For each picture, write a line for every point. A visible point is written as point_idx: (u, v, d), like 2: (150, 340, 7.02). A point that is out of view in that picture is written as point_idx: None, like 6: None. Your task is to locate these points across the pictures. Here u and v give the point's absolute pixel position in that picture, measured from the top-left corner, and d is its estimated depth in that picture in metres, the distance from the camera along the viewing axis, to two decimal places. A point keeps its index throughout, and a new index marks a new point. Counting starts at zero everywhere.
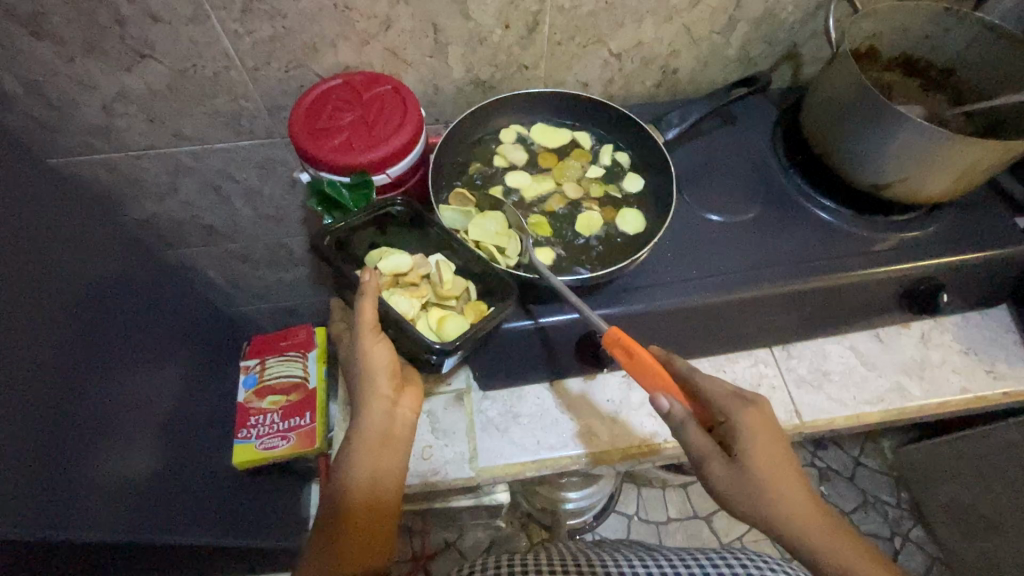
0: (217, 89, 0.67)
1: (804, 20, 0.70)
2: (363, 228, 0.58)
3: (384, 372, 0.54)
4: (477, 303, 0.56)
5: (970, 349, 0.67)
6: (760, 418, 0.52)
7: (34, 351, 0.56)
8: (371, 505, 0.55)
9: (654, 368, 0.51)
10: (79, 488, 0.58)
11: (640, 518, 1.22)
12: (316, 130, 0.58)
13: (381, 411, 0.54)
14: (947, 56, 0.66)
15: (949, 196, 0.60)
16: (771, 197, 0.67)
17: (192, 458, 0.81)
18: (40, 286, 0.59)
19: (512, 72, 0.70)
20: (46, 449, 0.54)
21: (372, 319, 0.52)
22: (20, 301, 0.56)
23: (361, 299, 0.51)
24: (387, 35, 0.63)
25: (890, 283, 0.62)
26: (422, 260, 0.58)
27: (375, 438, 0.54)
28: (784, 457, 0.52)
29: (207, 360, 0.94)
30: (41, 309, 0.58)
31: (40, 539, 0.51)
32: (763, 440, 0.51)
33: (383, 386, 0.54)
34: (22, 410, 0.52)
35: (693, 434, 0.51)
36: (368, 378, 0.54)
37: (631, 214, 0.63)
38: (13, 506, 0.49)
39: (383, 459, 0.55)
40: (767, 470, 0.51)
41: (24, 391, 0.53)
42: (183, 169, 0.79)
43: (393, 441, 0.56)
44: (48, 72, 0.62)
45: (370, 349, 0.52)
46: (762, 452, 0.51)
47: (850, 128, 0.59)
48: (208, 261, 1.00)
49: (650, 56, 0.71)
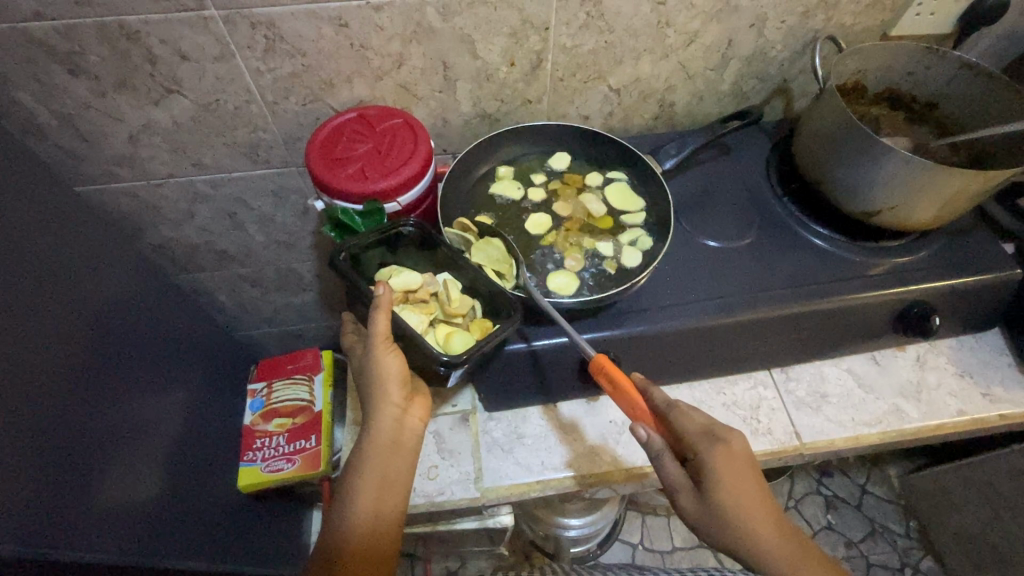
0: (238, 122, 0.71)
1: (792, 58, 0.74)
2: (373, 247, 0.61)
3: (395, 382, 0.55)
4: (482, 320, 0.59)
5: (966, 372, 0.69)
6: (728, 461, 0.51)
7: (53, 372, 0.58)
8: (376, 513, 0.56)
9: (635, 399, 0.53)
10: (88, 511, 0.59)
11: (644, 547, 1.21)
12: (330, 159, 0.62)
13: (391, 421, 0.55)
14: (929, 91, 0.70)
15: (938, 223, 0.62)
16: (767, 225, 0.69)
17: (198, 481, 0.82)
18: (60, 308, 0.61)
19: (517, 106, 0.74)
20: (54, 472, 0.55)
21: (385, 331, 0.54)
22: (41, 322, 0.58)
23: (375, 313, 0.53)
24: (399, 72, 0.67)
25: (884, 306, 0.64)
26: (433, 278, 0.60)
27: (385, 446, 0.55)
28: (757, 497, 0.51)
29: (216, 383, 0.95)
30: (60, 330, 0.60)
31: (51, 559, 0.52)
32: (731, 482, 0.51)
33: (394, 395, 0.55)
34: (32, 432, 0.53)
35: (668, 465, 0.52)
36: (379, 387, 0.55)
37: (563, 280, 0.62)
38: (23, 526, 0.50)
39: (391, 468, 0.56)
40: (736, 512, 0.51)
41: (41, 411, 0.55)
42: (200, 197, 0.82)
43: (401, 451, 0.56)
44: (80, 106, 0.66)
45: (381, 359, 0.54)
46: (730, 489, 0.51)
47: (839, 160, 0.62)
48: (220, 286, 1.02)
49: (648, 91, 0.75)
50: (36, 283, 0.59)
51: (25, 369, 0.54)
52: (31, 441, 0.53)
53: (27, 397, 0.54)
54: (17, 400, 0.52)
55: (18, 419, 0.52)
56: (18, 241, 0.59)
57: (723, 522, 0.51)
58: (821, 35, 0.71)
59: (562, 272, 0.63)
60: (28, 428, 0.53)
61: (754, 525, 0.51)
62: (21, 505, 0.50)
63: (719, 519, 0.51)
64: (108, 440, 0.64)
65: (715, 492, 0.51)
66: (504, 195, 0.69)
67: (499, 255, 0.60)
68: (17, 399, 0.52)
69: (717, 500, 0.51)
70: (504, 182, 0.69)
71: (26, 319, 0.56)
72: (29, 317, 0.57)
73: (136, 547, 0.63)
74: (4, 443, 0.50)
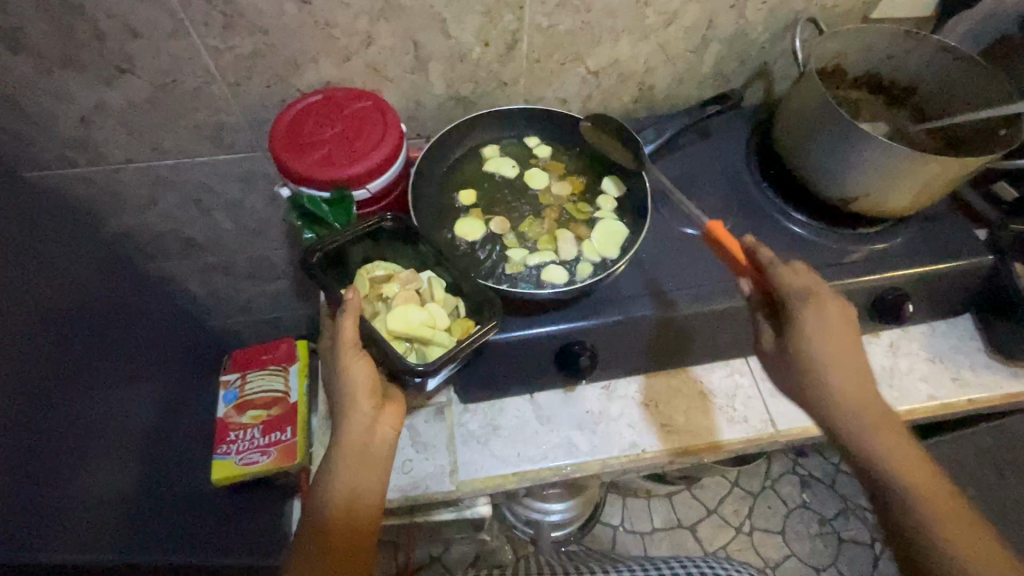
0: (197, 104, 0.67)
1: (774, 40, 0.73)
2: (356, 242, 0.60)
3: (363, 391, 0.54)
4: (464, 320, 0.58)
5: (937, 356, 0.69)
6: (836, 317, 0.52)
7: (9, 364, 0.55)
8: (345, 526, 0.54)
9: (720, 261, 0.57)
10: (54, 506, 0.57)
11: (625, 528, 1.23)
12: (295, 144, 0.59)
13: (359, 429, 0.54)
14: (909, 75, 0.69)
15: (912, 211, 0.62)
16: (746, 211, 0.69)
17: (172, 474, 0.80)
18: (15, 297, 0.58)
19: (492, 89, 0.71)
20: (23, 474, 0.54)
21: (352, 336, 0.53)
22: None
23: (343, 317, 0.53)
24: (368, 51, 0.64)
25: (860, 294, 0.64)
26: (418, 276, 0.60)
27: (356, 455, 0.54)
28: (840, 360, 0.52)
29: (188, 374, 0.93)
30: (16, 321, 0.57)
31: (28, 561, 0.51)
32: (814, 337, 0.52)
33: (361, 404, 0.54)
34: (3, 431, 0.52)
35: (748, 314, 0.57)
36: (346, 395, 0.54)
37: (472, 227, 0.63)
38: None
39: (364, 477, 0.55)
40: (813, 366, 0.52)
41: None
42: (162, 182, 0.78)
43: (371, 461, 0.55)
44: (25, 86, 0.62)
45: (347, 364, 0.53)
46: (814, 344, 0.52)
47: (818, 146, 0.62)
48: (189, 275, 0.99)
49: (627, 73, 0.73)
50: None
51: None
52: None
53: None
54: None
55: None
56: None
57: (811, 375, 0.53)
58: (802, 17, 0.70)
59: (471, 219, 0.64)
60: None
61: (846, 386, 0.52)
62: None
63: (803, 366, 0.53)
64: (77, 436, 0.62)
65: (796, 344, 0.53)
66: (499, 169, 0.67)
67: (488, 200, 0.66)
68: None
69: (803, 351, 0.53)
70: (496, 160, 0.68)
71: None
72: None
73: (109, 545, 0.62)
74: None
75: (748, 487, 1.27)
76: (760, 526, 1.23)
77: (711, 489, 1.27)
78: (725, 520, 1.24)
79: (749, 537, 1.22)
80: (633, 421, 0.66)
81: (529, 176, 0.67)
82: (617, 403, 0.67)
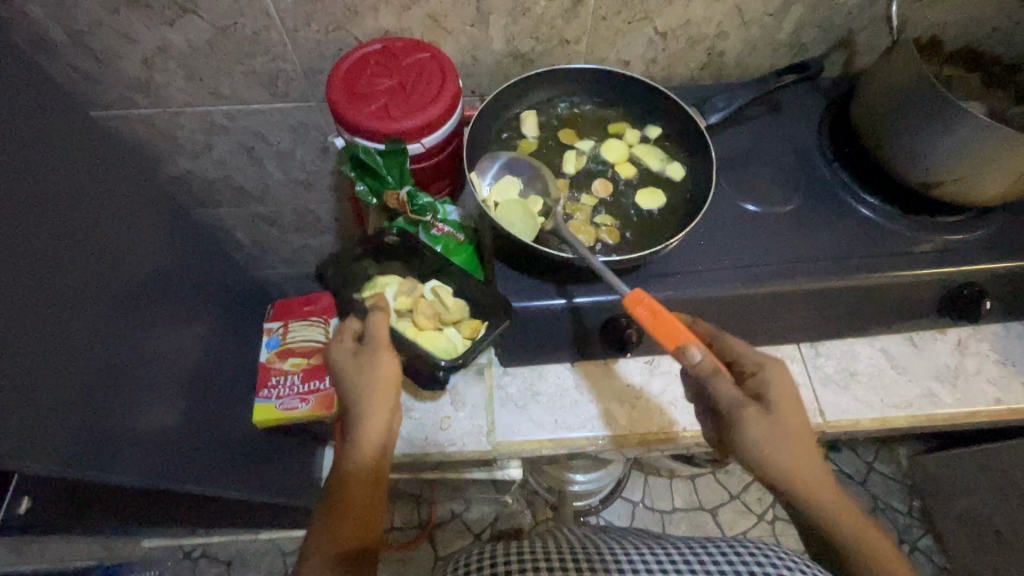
0: (255, 49, 0.67)
1: (863, 6, 0.67)
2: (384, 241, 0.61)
3: (390, 387, 0.55)
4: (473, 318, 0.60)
5: (1008, 360, 0.65)
6: (789, 387, 0.53)
7: (62, 302, 0.56)
8: (366, 511, 0.54)
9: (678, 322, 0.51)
10: (103, 438, 0.58)
11: (645, 505, 1.23)
12: (352, 93, 0.58)
13: (382, 422, 0.55)
14: (1015, 51, 0.63)
15: (1004, 200, 0.57)
16: (812, 191, 0.65)
17: (217, 410, 0.84)
18: (66, 236, 0.59)
19: (553, 47, 0.69)
20: (91, 398, 0.58)
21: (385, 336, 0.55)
22: (44, 250, 0.56)
23: (375, 317, 0.55)
24: (429, 1, 0.62)
25: (932, 286, 0.60)
26: (416, 281, 0.62)
27: (375, 458, 0.55)
28: (804, 442, 0.51)
29: (235, 319, 0.96)
30: (69, 261, 0.58)
31: (91, 479, 0.55)
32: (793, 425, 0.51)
33: (386, 399, 0.55)
34: (68, 361, 0.55)
35: (722, 385, 0.51)
36: (372, 390, 0.54)
37: (613, 146, 0.64)
38: (61, 450, 0.53)
39: (380, 477, 0.56)
40: (799, 438, 0.51)
41: (47, 339, 0.53)
42: (217, 128, 0.79)
43: (386, 454, 0.56)
44: (93, 23, 0.63)
45: (378, 360, 0.55)
46: (792, 414, 0.51)
47: (903, 123, 0.57)
48: (237, 223, 1.01)
49: (697, 36, 0.69)
50: (36, 207, 0.56)
51: (30, 295, 0.53)
52: (35, 368, 0.51)
53: (28, 324, 0.52)
54: (22, 327, 0.51)
55: (54, 346, 0.54)
56: (17, 161, 0.56)
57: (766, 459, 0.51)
58: None
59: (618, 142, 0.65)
60: (31, 356, 0.51)
61: (790, 462, 0.51)
62: (27, 432, 0.49)
63: (790, 440, 0.51)
64: (136, 369, 0.66)
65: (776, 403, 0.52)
66: (640, 157, 0.64)
67: (614, 157, 0.64)
68: (51, 326, 0.54)
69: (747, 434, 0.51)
70: (646, 150, 0.65)
71: (23, 246, 0.54)
72: (30, 244, 0.54)
73: (157, 470, 0.66)
74: (44, 369, 0.52)
75: None
76: (784, 516, 1.21)
77: (737, 474, 1.25)
78: (747, 507, 1.22)
79: (771, 526, 1.20)
80: (675, 398, 0.65)
81: (642, 175, 0.64)
82: (659, 379, 0.66)
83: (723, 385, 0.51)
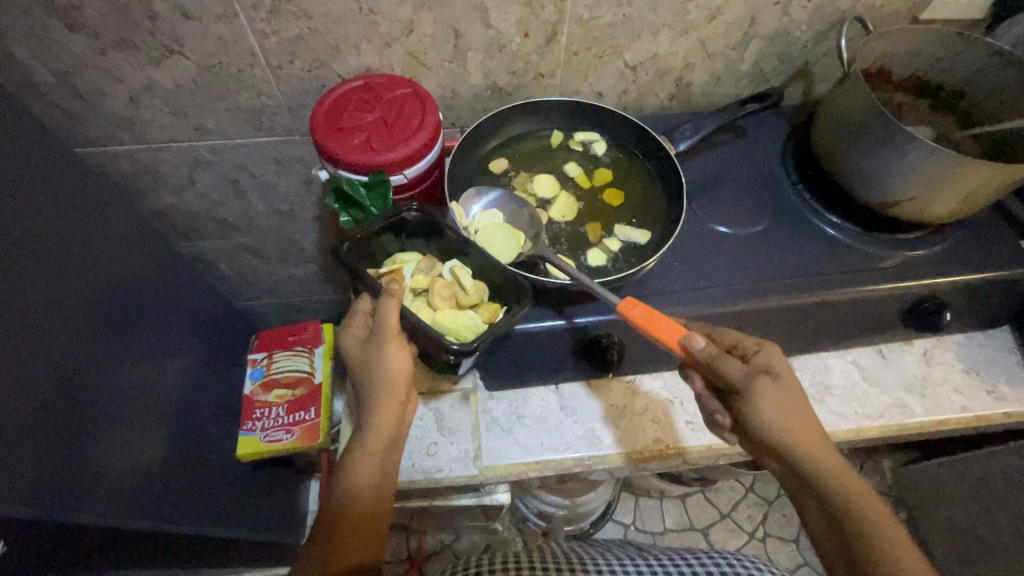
0: (240, 86, 0.69)
1: (816, 39, 0.71)
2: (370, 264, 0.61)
3: (398, 381, 0.55)
4: (490, 304, 0.59)
5: (973, 368, 0.68)
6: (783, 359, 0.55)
7: (38, 331, 0.55)
8: (374, 498, 0.56)
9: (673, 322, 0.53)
10: (77, 473, 0.57)
11: (636, 528, 1.23)
12: (335, 128, 0.60)
13: (391, 416, 0.55)
14: (957, 79, 0.67)
15: (957, 216, 0.60)
16: (779, 212, 0.68)
17: (201, 446, 0.83)
18: (44, 266, 0.58)
19: (529, 80, 0.72)
20: (70, 437, 0.57)
21: (395, 327, 0.54)
22: (21, 283, 0.55)
23: (386, 304, 0.53)
24: (408, 39, 0.65)
25: (895, 300, 0.63)
26: (435, 260, 0.62)
27: (383, 452, 0.55)
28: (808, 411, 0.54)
29: (219, 351, 0.95)
30: (46, 292, 0.58)
31: (67, 521, 0.54)
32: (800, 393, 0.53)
33: (397, 392, 0.55)
34: (44, 399, 0.54)
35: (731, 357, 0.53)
36: (380, 385, 0.54)
37: (548, 183, 0.66)
38: (39, 492, 0.51)
39: (387, 470, 0.56)
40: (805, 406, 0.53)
41: (21, 375, 0.52)
42: (202, 162, 0.80)
43: (395, 444, 0.57)
44: (79, 64, 0.64)
45: (386, 353, 0.54)
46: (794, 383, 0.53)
47: (859, 147, 0.60)
48: (220, 254, 1.01)
49: (665, 68, 0.72)
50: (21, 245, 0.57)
51: (4, 326, 0.52)
52: (5, 398, 0.50)
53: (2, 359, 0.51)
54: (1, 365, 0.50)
55: (31, 385, 0.53)
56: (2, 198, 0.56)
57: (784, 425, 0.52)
58: (848, 16, 0.69)
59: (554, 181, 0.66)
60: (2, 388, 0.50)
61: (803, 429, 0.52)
62: None
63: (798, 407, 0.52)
64: (116, 405, 0.65)
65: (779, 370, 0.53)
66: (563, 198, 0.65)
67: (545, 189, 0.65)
68: (29, 364, 0.53)
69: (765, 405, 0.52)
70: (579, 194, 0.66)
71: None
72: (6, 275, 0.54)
73: (139, 510, 0.64)
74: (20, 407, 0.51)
75: (764, 494, 1.26)
76: (775, 533, 1.21)
77: (726, 493, 1.26)
78: (738, 525, 1.23)
79: (761, 543, 1.21)
80: (657, 416, 0.66)
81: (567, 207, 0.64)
82: (642, 397, 0.67)
83: (731, 361, 0.52)
